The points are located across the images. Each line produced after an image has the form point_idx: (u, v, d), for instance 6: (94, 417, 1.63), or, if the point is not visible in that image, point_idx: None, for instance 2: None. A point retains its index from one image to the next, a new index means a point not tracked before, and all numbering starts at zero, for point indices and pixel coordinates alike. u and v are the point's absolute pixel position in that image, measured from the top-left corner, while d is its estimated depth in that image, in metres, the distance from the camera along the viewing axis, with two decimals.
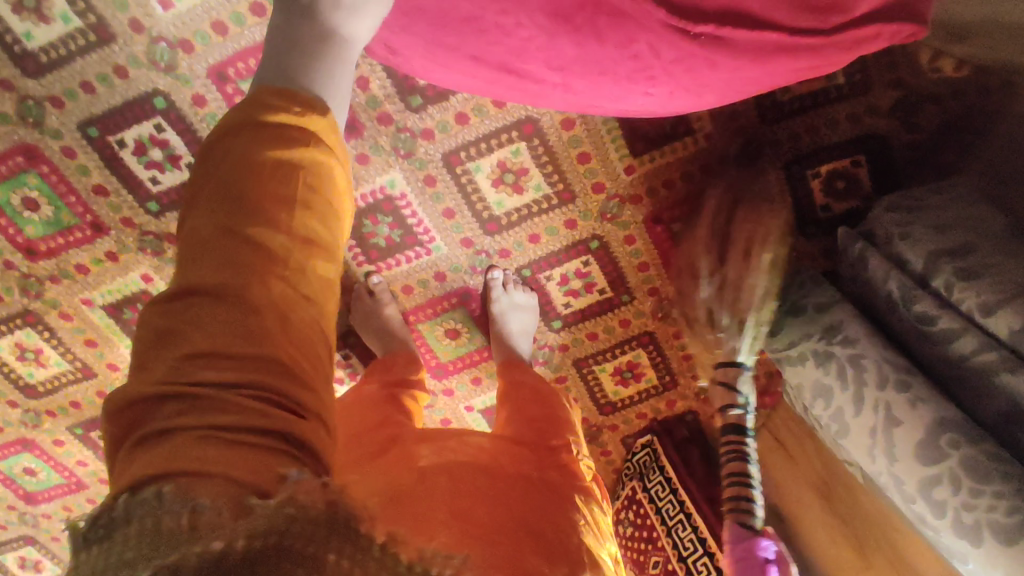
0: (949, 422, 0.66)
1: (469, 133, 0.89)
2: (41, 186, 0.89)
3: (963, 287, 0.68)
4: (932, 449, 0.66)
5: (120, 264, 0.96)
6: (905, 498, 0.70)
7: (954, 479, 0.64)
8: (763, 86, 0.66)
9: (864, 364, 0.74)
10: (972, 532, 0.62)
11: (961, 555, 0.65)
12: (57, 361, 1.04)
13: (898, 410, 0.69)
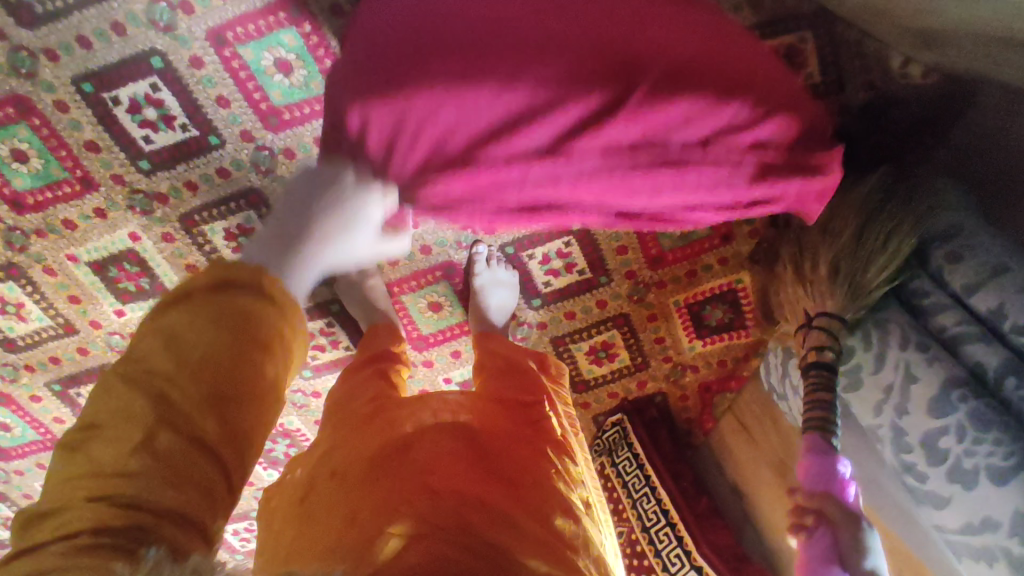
0: (958, 381, 0.77)
1: None
2: (31, 138, 0.90)
3: (953, 267, 0.81)
4: (942, 404, 0.76)
5: (108, 221, 0.97)
6: (901, 449, 0.80)
7: (960, 430, 0.74)
8: (687, 177, 0.75)
9: (889, 326, 0.83)
10: (968, 476, 0.74)
11: (939, 499, 0.76)
12: (38, 316, 1.04)
13: (918, 368, 0.79)
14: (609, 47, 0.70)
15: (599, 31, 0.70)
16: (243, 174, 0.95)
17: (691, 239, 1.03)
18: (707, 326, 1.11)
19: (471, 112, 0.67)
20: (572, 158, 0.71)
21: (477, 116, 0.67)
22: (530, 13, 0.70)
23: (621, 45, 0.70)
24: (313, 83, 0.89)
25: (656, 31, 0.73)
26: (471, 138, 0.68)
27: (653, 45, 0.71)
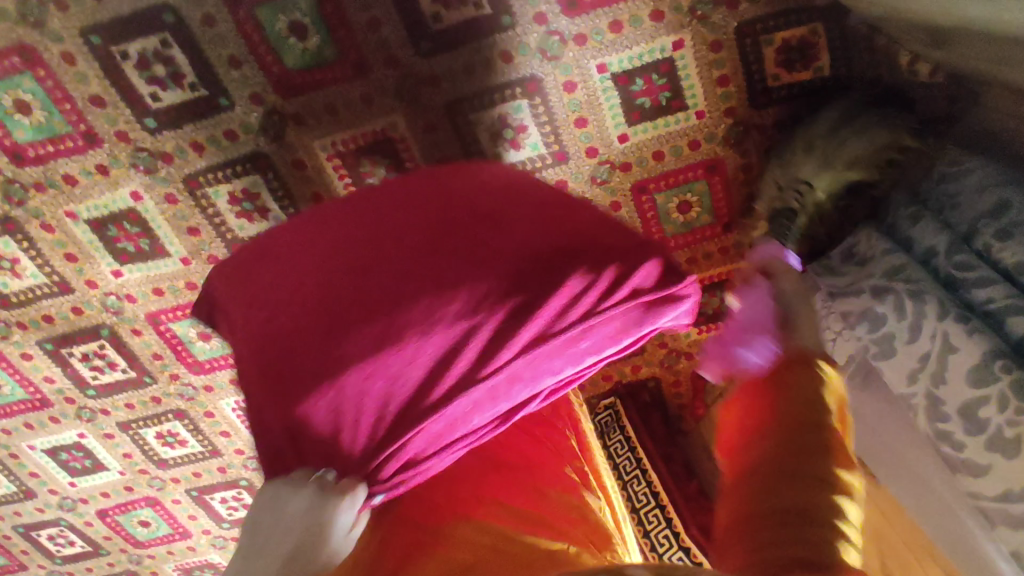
0: (1000, 351, 0.71)
1: (473, 85, 0.92)
2: (35, 89, 0.88)
3: (1002, 244, 0.77)
4: (982, 372, 0.71)
5: (110, 179, 0.96)
6: (937, 418, 0.76)
7: (1001, 398, 0.69)
8: (593, 335, 0.60)
9: (925, 296, 0.80)
10: (1009, 444, 0.68)
11: (981, 470, 0.71)
12: (33, 273, 1.03)
13: (955, 336, 0.75)
14: (444, 246, 0.63)
15: (434, 235, 0.64)
16: (251, 138, 0.94)
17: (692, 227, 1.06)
18: (702, 313, 1.14)
19: (351, 393, 0.56)
20: (462, 343, 0.57)
21: (375, 380, 0.56)
22: (336, 253, 0.65)
23: (451, 239, 0.63)
24: (327, 51, 0.88)
25: (476, 209, 0.66)
26: (421, 469, 0.56)
27: (482, 237, 0.63)
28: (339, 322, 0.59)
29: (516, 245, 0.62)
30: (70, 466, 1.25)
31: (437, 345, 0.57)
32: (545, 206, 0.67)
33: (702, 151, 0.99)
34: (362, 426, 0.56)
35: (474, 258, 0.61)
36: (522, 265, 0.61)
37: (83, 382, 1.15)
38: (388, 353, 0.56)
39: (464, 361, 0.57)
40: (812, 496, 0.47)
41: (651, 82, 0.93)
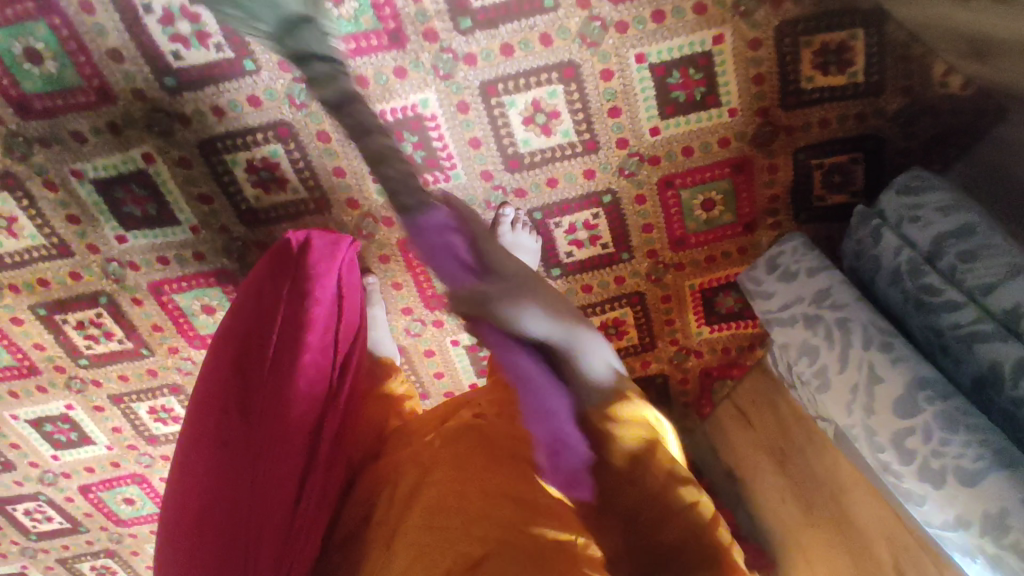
0: (926, 383, 0.76)
1: (510, 66, 0.89)
2: (49, 39, 0.84)
3: (967, 267, 0.81)
4: (908, 404, 0.76)
5: (121, 139, 0.91)
6: (874, 447, 0.80)
7: (926, 430, 0.74)
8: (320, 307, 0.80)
9: (851, 327, 0.85)
10: (935, 475, 0.72)
11: (919, 498, 0.75)
12: (31, 234, 0.98)
13: (881, 368, 0.80)
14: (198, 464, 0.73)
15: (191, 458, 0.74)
16: (275, 105, 0.90)
17: (715, 225, 1.05)
18: (717, 313, 1.13)
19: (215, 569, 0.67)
20: (227, 463, 0.71)
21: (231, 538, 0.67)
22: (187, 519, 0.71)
23: (212, 442, 0.73)
24: (364, 19, 0.85)
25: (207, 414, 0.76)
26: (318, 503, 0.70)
27: (212, 406, 0.75)
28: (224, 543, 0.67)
29: (230, 376, 0.76)
30: (54, 438, 1.20)
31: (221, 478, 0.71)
32: (226, 356, 0.78)
33: (731, 149, 0.98)
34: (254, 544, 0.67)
35: (206, 435, 0.74)
36: (245, 370, 0.77)
37: (75, 350, 1.10)
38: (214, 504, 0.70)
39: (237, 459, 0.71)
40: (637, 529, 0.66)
41: (688, 76, 0.92)
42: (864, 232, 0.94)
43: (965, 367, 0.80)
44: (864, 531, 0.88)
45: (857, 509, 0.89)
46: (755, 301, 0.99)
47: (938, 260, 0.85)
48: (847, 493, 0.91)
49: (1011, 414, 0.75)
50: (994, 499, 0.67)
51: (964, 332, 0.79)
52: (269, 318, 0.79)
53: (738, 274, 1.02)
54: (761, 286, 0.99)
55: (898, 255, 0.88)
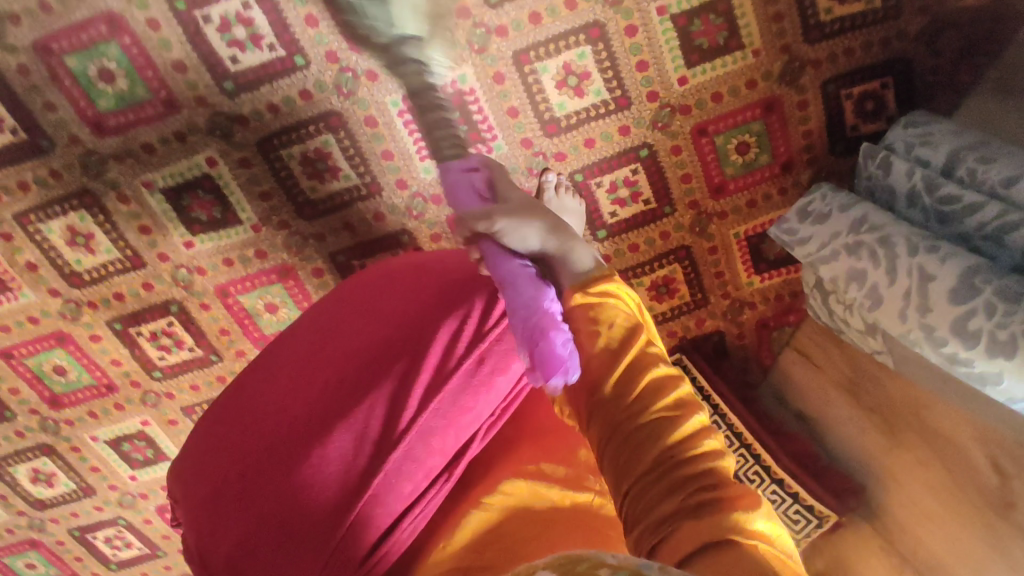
0: (977, 269, 0.77)
1: (540, 33, 0.95)
2: (120, 58, 0.91)
3: (985, 169, 0.84)
4: (966, 289, 0.77)
5: (187, 145, 0.97)
6: (938, 344, 0.78)
7: (988, 307, 0.74)
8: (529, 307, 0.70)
9: (893, 239, 0.85)
10: (1005, 347, 0.72)
11: (993, 377, 0.74)
12: (107, 249, 1.04)
13: (930, 266, 0.80)
14: (290, 408, 0.64)
15: (286, 391, 0.66)
16: (325, 95, 0.96)
17: (752, 168, 1.07)
18: (765, 260, 1.15)
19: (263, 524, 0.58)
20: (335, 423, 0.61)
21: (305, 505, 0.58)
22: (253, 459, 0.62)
23: (327, 398, 0.63)
24: None
25: (327, 365, 0.66)
26: (414, 497, 0.60)
27: (336, 353, 0.67)
28: (299, 506, 0.58)
29: (370, 338, 0.68)
30: (132, 457, 1.23)
31: (316, 434, 0.61)
32: (376, 318, 0.70)
33: (759, 90, 1.01)
34: (321, 515, 0.58)
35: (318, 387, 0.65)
36: (399, 338, 0.67)
37: (149, 363, 1.15)
38: (291, 452, 0.60)
39: (355, 424, 0.61)
40: (651, 450, 0.49)
41: (709, 23, 0.96)
42: (874, 164, 0.95)
43: (1001, 259, 0.80)
44: (951, 436, 0.86)
45: (939, 418, 0.87)
46: (791, 248, 0.98)
47: (953, 172, 0.88)
48: (928, 404, 0.88)
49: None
50: None
51: (992, 228, 0.81)
52: (460, 311, 0.68)
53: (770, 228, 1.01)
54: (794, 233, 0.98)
55: (912, 175, 0.90)
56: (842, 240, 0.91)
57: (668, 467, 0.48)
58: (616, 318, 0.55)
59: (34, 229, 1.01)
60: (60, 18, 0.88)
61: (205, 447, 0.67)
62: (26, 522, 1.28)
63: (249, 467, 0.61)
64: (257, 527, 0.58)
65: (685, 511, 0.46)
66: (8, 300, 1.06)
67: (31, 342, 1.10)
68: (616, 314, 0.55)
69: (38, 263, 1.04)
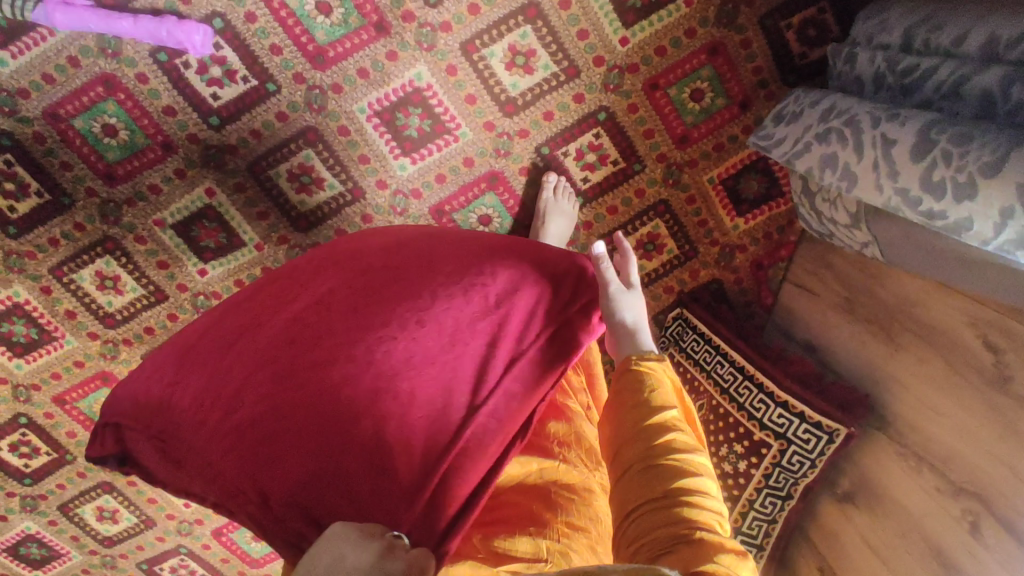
0: (934, 123, 0.74)
1: (481, 22, 1.03)
2: (119, 113, 1.04)
3: (937, 33, 0.82)
4: (922, 143, 0.73)
5: (187, 181, 1.09)
6: (911, 206, 0.74)
7: (943, 155, 0.70)
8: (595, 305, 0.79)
9: (859, 118, 0.84)
10: (966, 189, 0.67)
11: (961, 227, 0.68)
12: (132, 287, 1.15)
13: (890, 132, 0.78)
14: (366, 351, 0.66)
15: (350, 333, 0.67)
16: (299, 115, 1.06)
17: (712, 113, 1.11)
18: (746, 200, 1.16)
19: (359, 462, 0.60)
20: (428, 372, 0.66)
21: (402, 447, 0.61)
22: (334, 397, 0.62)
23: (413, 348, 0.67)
24: (351, 19, 1.01)
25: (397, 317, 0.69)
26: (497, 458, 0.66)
27: (400, 306, 0.71)
28: (394, 446, 0.61)
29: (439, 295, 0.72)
30: None
31: (412, 381, 0.65)
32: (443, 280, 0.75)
33: (700, 36, 1.06)
34: (416, 459, 0.61)
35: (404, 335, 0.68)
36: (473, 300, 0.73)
37: None
38: (389, 394, 0.63)
39: (456, 383, 0.67)
40: (661, 484, 0.59)
41: None
42: (841, 62, 0.99)
43: (963, 111, 0.76)
44: (944, 327, 0.82)
45: (932, 311, 0.84)
46: (771, 153, 0.99)
47: (911, 46, 0.86)
48: (918, 300, 0.87)
49: (1016, 123, 0.69)
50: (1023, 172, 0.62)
51: (949, 85, 0.78)
52: (533, 287, 0.76)
53: (750, 136, 1.06)
54: (772, 137, 1.01)
55: (874, 60, 0.91)
56: (814, 132, 0.92)
57: (669, 502, 0.57)
58: (657, 385, 0.67)
59: (69, 279, 1.13)
60: (65, 87, 1.01)
61: (246, 389, 0.64)
62: (99, 561, 1.38)
63: (330, 407, 0.62)
64: (343, 463, 0.60)
65: (683, 536, 0.55)
66: (55, 348, 1.18)
67: (80, 386, 1.22)
68: (656, 380, 0.67)
69: (76, 310, 1.16)
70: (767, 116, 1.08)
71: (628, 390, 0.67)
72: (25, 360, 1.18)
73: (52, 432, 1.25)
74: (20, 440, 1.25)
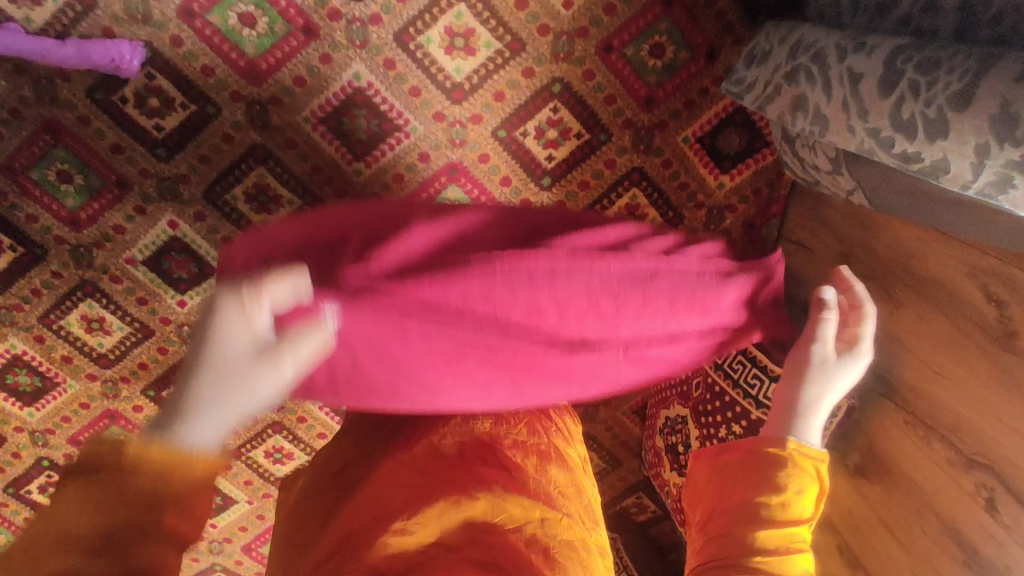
0: (902, 49, 0.64)
1: (411, 8, 0.97)
2: (70, 157, 1.03)
3: None
4: (889, 75, 0.64)
5: (148, 216, 1.08)
6: (883, 149, 0.65)
7: (912, 88, 0.61)
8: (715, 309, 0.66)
9: (825, 51, 0.75)
10: (937, 126, 0.58)
11: (938, 170, 0.59)
12: (118, 326, 1.16)
13: (857, 65, 0.69)
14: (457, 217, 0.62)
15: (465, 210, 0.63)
16: (244, 134, 1.03)
17: (677, 68, 1.02)
18: (727, 156, 1.08)
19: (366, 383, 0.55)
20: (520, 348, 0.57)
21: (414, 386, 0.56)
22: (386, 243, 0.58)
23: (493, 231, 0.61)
24: (278, 27, 0.97)
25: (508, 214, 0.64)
26: (493, 351, 0.56)
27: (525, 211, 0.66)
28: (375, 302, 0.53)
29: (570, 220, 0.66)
30: None
31: (520, 355, 0.57)
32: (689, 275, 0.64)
33: None
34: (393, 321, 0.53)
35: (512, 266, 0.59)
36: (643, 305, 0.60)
37: None
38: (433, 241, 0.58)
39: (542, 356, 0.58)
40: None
41: None
42: None
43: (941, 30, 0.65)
44: (945, 282, 0.74)
45: (930, 264, 0.76)
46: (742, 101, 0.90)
47: None
48: (915, 251, 0.78)
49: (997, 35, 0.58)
50: (997, 104, 0.53)
51: None
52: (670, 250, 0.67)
53: (722, 85, 0.96)
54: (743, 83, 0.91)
55: None
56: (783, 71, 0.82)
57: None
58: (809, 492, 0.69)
59: (58, 326, 1.15)
60: (11, 139, 1.00)
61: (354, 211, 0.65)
62: None
63: (373, 247, 0.57)
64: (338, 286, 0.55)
65: None
66: (60, 393, 1.21)
67: (90, 425, 1.26)
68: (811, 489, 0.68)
69: (71, 355, 1.18)
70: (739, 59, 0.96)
71: (756, 462, 0.70)
72: (35, 407, 1.22)
73: None
74: (47, 481, 1.30)
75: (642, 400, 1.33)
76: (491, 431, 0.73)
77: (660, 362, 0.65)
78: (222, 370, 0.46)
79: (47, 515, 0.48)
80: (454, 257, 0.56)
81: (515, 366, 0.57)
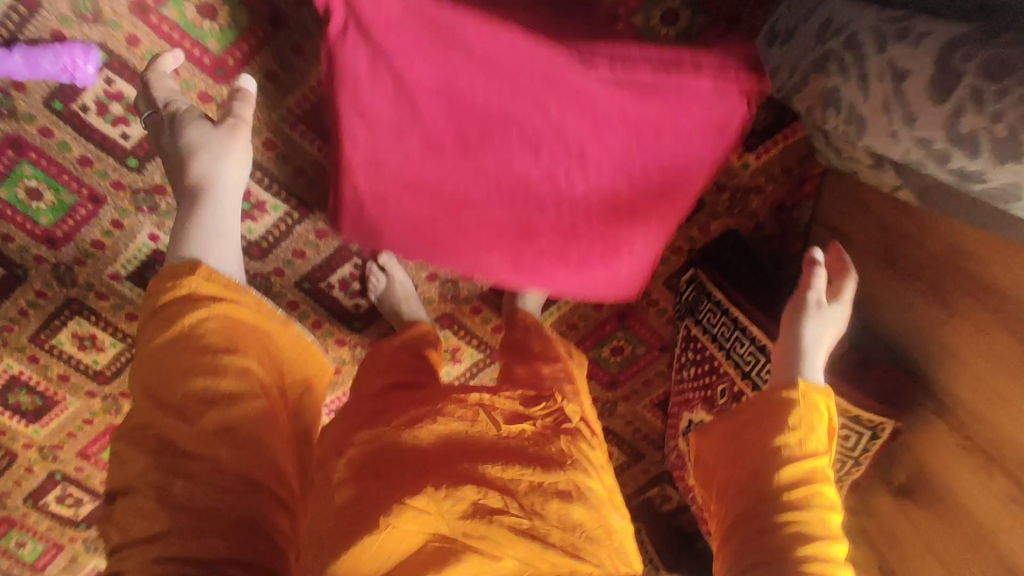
0: (956, 47, 0.62)
1: None
2: (37, 173, 0.95)
3: None
4: (946, 77, 0.63)
5: (127, 230, 1.01)
6: (939, 160, 0.66)
7: (973, 96, 0.60)
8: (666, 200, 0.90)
9: (861, 38, 0.72)
10: (1008, 145, 0.58)
11: (1013, 187, 0.60)
12: (112, 342, 1.12)
13: (902, 61, 0.67)
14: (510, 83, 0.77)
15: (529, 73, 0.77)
16: None
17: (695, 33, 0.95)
18: (752, 134, 0.97)
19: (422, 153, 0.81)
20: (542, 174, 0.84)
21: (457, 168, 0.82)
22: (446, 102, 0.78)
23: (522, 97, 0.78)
24: (241, 18, 0.87)
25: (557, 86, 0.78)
26: (488, 138, 0.81)
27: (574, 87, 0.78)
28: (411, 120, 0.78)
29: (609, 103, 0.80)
30: None
31: (507, 109, 0.79)
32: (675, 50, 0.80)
33: None
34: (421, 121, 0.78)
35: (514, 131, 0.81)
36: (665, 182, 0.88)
37: None
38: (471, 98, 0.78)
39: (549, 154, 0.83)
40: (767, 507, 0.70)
41: None
42: None
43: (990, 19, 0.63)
44: (1006, 287, 0.72)
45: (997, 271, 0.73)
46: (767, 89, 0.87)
47: None
48: (974, 253, 0.76)
49: None
50: None
51: None
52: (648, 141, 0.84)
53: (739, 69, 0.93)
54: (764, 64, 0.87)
55: None
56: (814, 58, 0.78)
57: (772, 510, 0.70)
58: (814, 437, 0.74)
59: (50, 345, 1.11)
60: None
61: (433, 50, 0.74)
62: None
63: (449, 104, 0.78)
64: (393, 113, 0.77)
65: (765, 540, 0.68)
66: (62, 410, 1.19)
67: (97, 438, 1.24)
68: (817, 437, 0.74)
69: (68, 373, 1.14)
70: (758, 33, 0.91)
71: (765, 422, 0.75)
72: (41, 424, 1.19)
73: (88, 482, 1.29)
74: (63, 493, 1.30)
75: (664, 394, 1.25)
76: (501, 476, 0.66)
77: (623, 185, 0.86)
78: (209, 171, 0.81)
79: (151, 392, 0.70)
80: (473, 106, 0.78)
81: (439, 29, 0.73)
